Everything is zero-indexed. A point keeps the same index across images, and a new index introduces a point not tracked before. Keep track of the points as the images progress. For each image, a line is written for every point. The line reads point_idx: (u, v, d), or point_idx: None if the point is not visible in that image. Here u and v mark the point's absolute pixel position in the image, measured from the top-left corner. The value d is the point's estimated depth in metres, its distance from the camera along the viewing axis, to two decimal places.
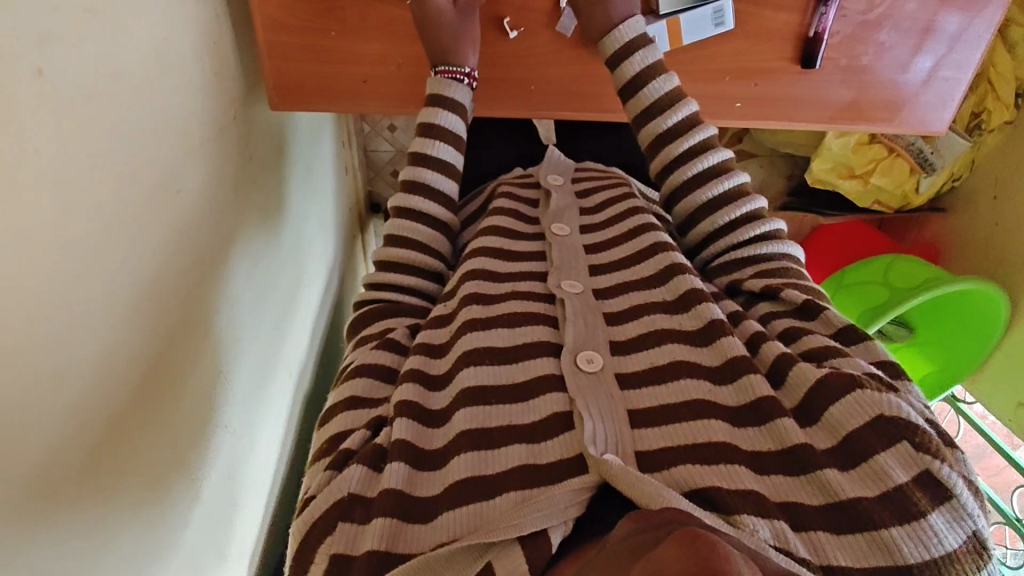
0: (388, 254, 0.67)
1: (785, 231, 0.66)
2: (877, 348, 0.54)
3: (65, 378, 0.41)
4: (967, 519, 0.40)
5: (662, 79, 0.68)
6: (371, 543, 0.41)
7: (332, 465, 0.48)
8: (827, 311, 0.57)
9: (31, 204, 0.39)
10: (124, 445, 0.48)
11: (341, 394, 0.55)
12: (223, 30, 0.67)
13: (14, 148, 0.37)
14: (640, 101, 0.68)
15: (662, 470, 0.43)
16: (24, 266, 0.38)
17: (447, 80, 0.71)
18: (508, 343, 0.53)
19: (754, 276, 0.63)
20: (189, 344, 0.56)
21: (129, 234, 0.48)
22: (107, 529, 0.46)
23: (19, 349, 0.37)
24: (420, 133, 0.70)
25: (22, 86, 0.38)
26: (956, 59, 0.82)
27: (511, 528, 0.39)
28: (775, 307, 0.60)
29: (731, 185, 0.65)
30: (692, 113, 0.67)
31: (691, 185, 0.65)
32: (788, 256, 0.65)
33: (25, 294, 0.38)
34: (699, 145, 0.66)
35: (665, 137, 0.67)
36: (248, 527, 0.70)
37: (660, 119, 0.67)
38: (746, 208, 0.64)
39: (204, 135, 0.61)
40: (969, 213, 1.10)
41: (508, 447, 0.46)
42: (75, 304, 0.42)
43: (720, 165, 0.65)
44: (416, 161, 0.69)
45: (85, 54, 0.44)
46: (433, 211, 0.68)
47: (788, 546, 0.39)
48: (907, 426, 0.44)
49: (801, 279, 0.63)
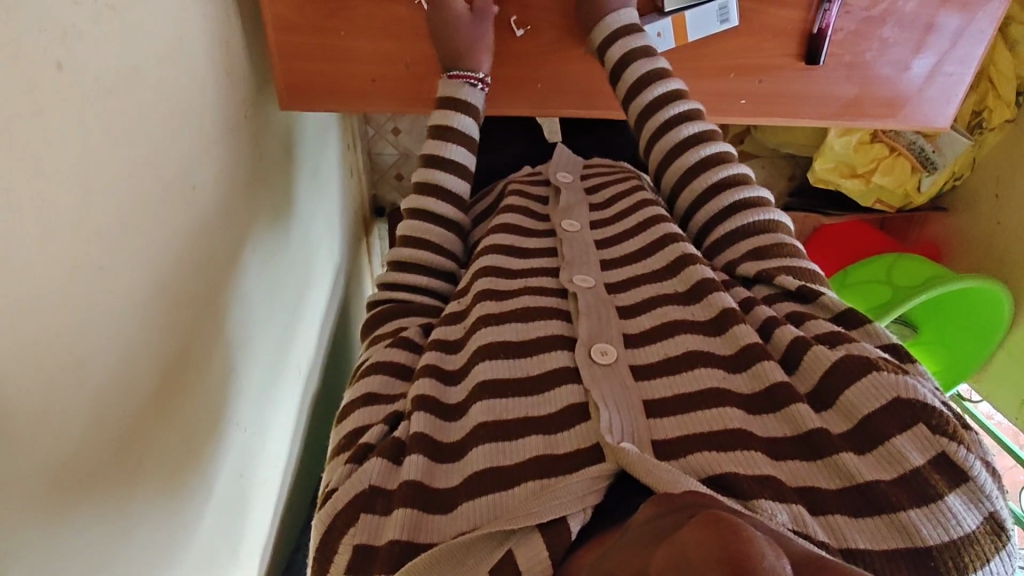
0: (400, 255, 0.67)
1: (771, 200, 0.64)
2: (879, 332, 0.54)
3: (86, 369, 0.42)
4: (984, 500, 0.41)
5: (645, 60, 0.70)
6: (394, 533, 0.41)
7: (352, 458, 0.49)
8: (824, 296, 0.57)
9: (54, 198, 0.39)
10: (142, 439, 0.48)
11: (357, 391, 0.55)
12: (234, 30, 0.67)
13: (34, 139, 0.38)
14: (627, 78, 0.70)
15: (679, 458, 0.44)
16: (46, 255, 0.38)
17: (460, 83, 0.72)
18: (522, 337, 0.53)
19: (746, 254, 0.62)
20: (204, 338, 0.57)
21: (148, 229, 0.49)
22: (127, 522, 0.46)
23: (39, 334, 0.38)
24: (433, 136, 0.70)
25: (41, 80, 0.38)
26: (960, 55, 0.82)
27: (531, 515, 0.40)
28: (772, 290, 0.59)
29: (711, 152, 0.65)
30: (672, 89, 0.68)
31: (675, 152, 0.66)
32: (778, 226, 0.63)
33: (49, 283, 0.39)
34: (684, 114, 0.67)
35: (636, 86, 0.69)
36: (259, 524, 0.70)
37: (643, 94, 0.69)
38: (725, 174, 0.64)
39: (217, 134, 0.61)
40: (970, 211, 1.11)
41: (524, 439, 0.46)
42: (97, 296, 0.43)
43: (701, 134, 0.66)
44: (431, 162, 0.70)
45: (101, 48, 0.44)
46: (445, 211, 0.68)
47: (807, 529, 0.39)
48: (923, 408, 0.44)
49: (795, 257, 0.61)
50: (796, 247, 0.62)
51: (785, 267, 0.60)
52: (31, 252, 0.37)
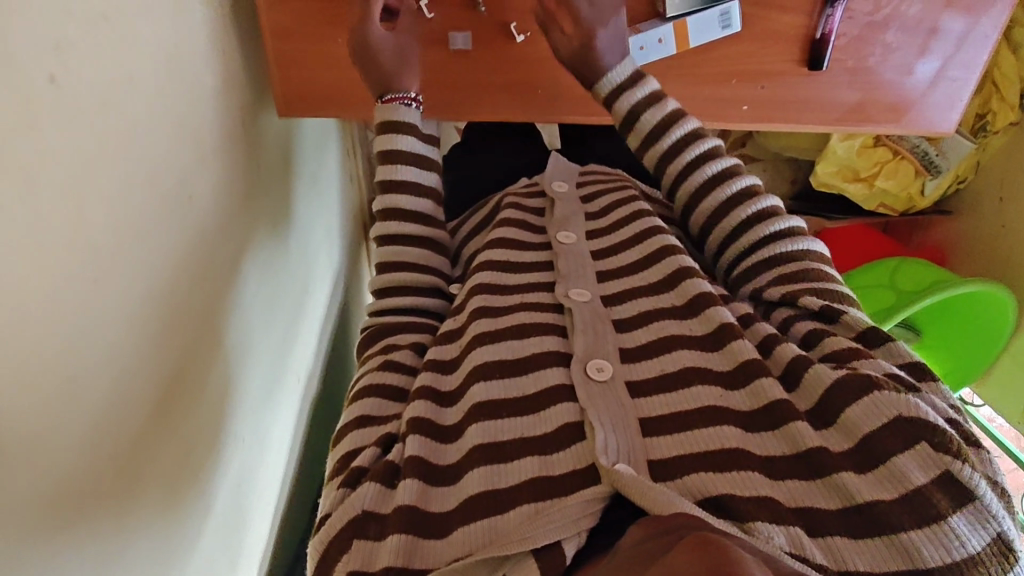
0: (385, 280, 0.67)
1: (803, 227, 0.65)
2: (898, 349, 0.54)
3: (82, 385, 0.42)
4: (991, 520, 0.40)
5: (655, 107, 0.70)
6: (388, 561, 0.42)
7: (345, 483, 0.48)
8: (847, 315, 0.57)
9: (48, 212, 0.39)
10: (140, 455, 0.48)
11: (350, 414, 0.55)
12: (232, 39, 0.67)
13: (25, 153, 0.37)
14: (640, 128, 0.71)
15: (676, 478, 0.44)
16: (40, 272, 0.38)
17: (397, 105, 0.71)
18: (518, 355, 0.53)
19: (776, 282, 0.62)
20: (203, 352, 0.57)
21: (143, 241, 0.48)
22: (125, 538, 0.46)
23: (32, 357, 0.37)
24: (380, 160, 0.70)
25: (33, 91, 0.38)
26: (964, 60, 0.81)
27: (523, 542, 0.40)
28: (796, 313, 0.59)
29: (740, 188, 0.66)
30: (690, 130, 0.69)
31: (703, 190, 0.67)
32: (810, 254, 0.64)
33: (43, 299, 0.38)
34: (707, 153, 0.68)
35: (653, 131, 0.70)
36: (259, 534, 0.70)
37: (663, 138, 0.70)
38: (757, 207, 0.65)
39: (214, 142, 0.61)
40: (972, 216, 1.11)
41: (519, 460, 0.46)
42: (93, 309, 0.43)
43: (728, 171, 0.67)
44: (385, 186, 0.70)
45: (94, 62, 0.44)
46: (414, 231, 0.69)
47: (803, 552, 0.39)
48: (925, 426, 0.44)
49: (825, 281, 0.62)
50: (827, 272, 0.63)
51: (814, 289, 0.60)
52: (25, 269, 0.37)
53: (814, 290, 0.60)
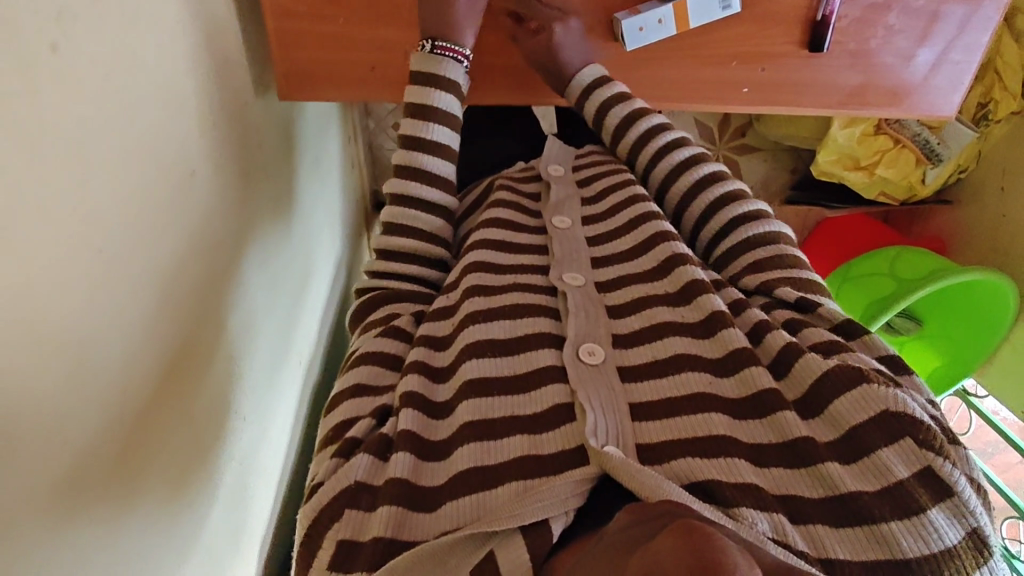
0: (388, 244, 0.67)
1: (773, 214, 0.66)
2: (874, 343, 0.55)
3: (86, 353, 0.42)
4: (968, 515, 0.41)
5: (621, 105, 0.74)
6: (378, 530, 0.43)
7: (339, 453, 0.49)
8: (821, 307, 0.58)
9: (52, 180, 0.40)
10: (146, 426, 0.49)
11: (347, 381, 0.56)
12: (234, 18, 0.67)
13: (28, 121, 0.38)
14: (609, 124, 0.75)
15: (663, 463, 0.44)
16: (46, 238, 0.39)
17: (442, 58, 0.70)
18: (510, 335, 0.54)
19: (748, 267, 0.63)
20: (206, 329, 0.58)
21: (150, 212, 0.49)
22: (129, 509, 0.47)
23: (40, 321, 0.38)
24: (411, 114, 0.69)
25: (36, 58, 0.38)
26: (966, 43, 0.81)
27: (511, 518, 0.40)
28: (771, 301, 0.60)
29: (706, 172, 0.68)
30: (656, 124, 0.73)
31: (670, 177, 0.69)
32: (782, 240, 0.64)
33: (49, 267, 0.39)
34: (673, 142, 0.71)
35: (620, 126, 0.74)
36: (261, 514, 0.71)
37: (630, 131, 0.73)
38: (724, 190, 0.66)
39: (217, 119, 0.61)
40: (974, 204, 1.10)
41: (509, 438, 0.46)
42: (98, 277, 0.43)
43: (694, 156, 0.69)
44: (410, 144, 0.69)
45: (96, 29, 0.44)
46: (435, 198, 0.68)
47: (786, 538, 0.40)
48: (911, 422, 0.44)
49: (797, 267, 0.63)
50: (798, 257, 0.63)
51: (784, 276, 0.61)
52: (33, 237, 0.38)
53: (785, 278, 0.61)
